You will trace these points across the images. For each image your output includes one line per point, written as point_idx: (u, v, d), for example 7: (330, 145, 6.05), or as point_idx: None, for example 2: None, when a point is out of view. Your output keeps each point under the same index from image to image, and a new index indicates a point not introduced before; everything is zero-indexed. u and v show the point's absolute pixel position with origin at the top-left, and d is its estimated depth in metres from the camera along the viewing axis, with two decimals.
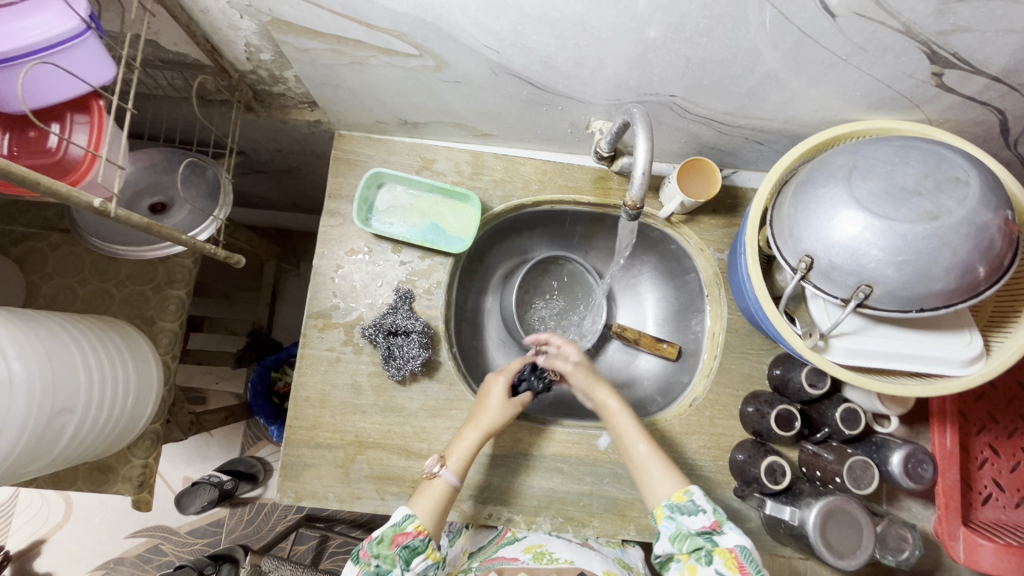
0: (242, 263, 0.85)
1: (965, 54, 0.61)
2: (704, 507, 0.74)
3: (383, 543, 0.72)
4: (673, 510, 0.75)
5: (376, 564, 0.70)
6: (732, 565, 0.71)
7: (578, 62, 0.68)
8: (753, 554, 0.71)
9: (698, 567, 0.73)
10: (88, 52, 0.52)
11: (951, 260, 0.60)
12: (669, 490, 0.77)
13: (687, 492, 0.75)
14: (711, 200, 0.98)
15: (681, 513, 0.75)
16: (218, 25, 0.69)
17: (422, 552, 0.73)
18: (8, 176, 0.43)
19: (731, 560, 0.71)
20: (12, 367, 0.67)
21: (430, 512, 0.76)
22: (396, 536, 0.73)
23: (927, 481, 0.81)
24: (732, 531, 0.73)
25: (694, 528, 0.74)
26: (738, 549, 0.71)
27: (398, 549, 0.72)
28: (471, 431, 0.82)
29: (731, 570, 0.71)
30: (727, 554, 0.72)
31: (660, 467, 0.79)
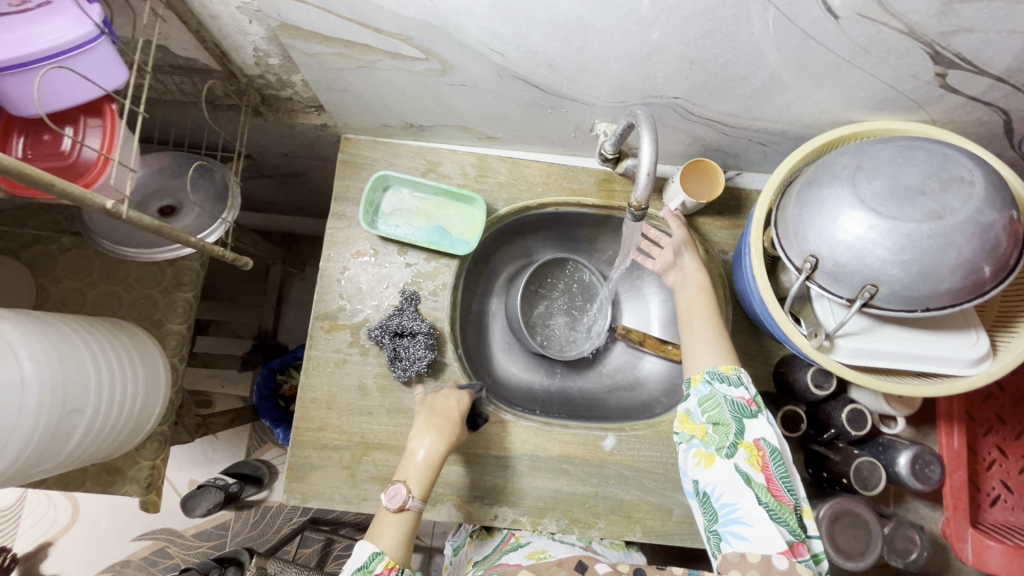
0: (249, 265, 0.86)
1: (968, 55, 0.62)
2: (743, 385, 0.68)
3: None
4: (713, 377, 0.70)
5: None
6: (755, 462, 0.64)
7: (583, 65, 0.69)
8: (782, 459, 0.65)
9: (715, 457, 0.66)
10: (102, 57, 0.54)
11: (956, 260, 0.60)
12: (714, 361, 0.72)
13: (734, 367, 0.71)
14: (715, 202, 0.98)
15: (721, 381, 0.69)
16: (228, 30, 0.71)
17: None
18: (24, 178, 0.44)
19: (756, 457, 0.64)
20: (24, 368, 0.67)
21: (399, 542, 0.72)
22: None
23: (935, 482, 0.81)
24: (763, 422, 0.67)
25: (727, 399, 0.68)
26: (766, 446, 0.65)
27: None
28: (432, 451, 0.79)
29: (752, 466, 0.64)
30: (753, 449, 0.65)
31: (708, 342, 0.75)
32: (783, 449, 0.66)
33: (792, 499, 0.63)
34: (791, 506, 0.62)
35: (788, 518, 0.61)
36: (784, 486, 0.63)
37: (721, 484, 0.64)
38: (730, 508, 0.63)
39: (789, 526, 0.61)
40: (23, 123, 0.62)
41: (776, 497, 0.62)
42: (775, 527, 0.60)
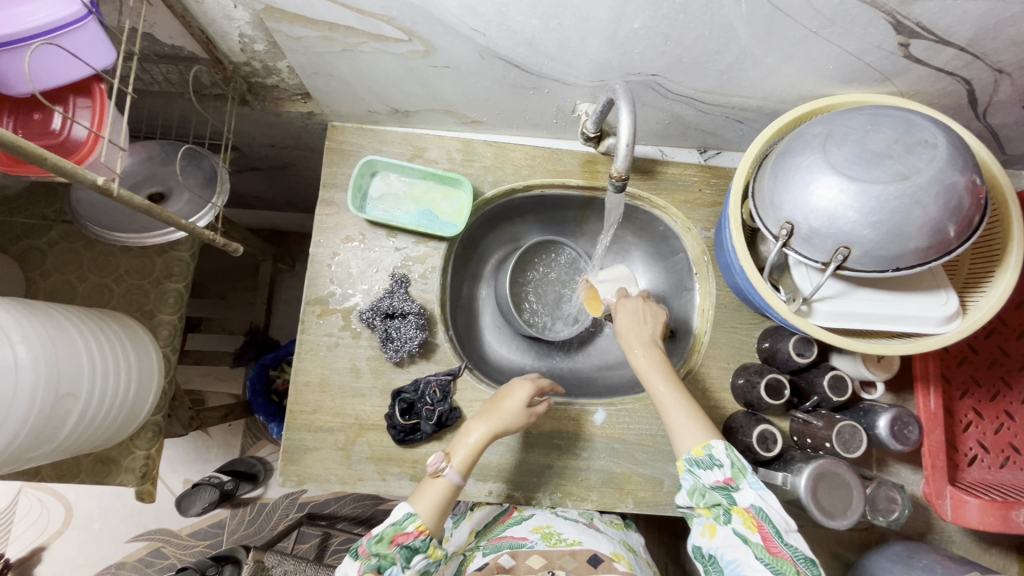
0: (239, 251, 0.87)
1: (929, 23, 0.65)
2: (722, 460, 0.72)
3: (383, 542, 0.72)
4: (691, 463, 0.74)
5: (379, 563, 0.71)
6: (750, 525, 0.70)
7: (562, 43, 0.71)
8: (772, 516, 0.69)
9: (716, 526, 0.72)
10: (88, 37, 0.54)
11: (923, 219, 0.63)
12: (690, 443, 0.75)
13: (706, 446, 0.73)
14: (696, 180, 1.00)
15: (698, 467, 0.73)
16: (213, 16, 0.72)
17: (422, 551, 0.73)
18: (17, 151, 0.45)
19: (749, 520, 0.70)
20: (18, 351, 0.68)
21: (433, 509, 0.76)
22: (396, 536, 0.73)
23: (914, 442, 0.83)
24: (749, 488, 0.71)
25: (710, 483, 0.72)
26: (755, 509, 0.70)
27: (398, 548, 0.72)
28: (484, 435, 0.80)
29: (748, 530, 0.70)
30: (745, 513, 0.70)
31: (687, 418, 0.77)
32: (776, 505, 0.70)
33: (791, 551, 0.67)
34: (791, 559, 0.67)
35: (789, 572, 0.66)
36: (781, 541, 0.68)
37: (724, 550, 0.70)
38: (735, 566, 0.69)
39: None
40: (15, 104, 0.63)
41: (774, 553, 0.67)
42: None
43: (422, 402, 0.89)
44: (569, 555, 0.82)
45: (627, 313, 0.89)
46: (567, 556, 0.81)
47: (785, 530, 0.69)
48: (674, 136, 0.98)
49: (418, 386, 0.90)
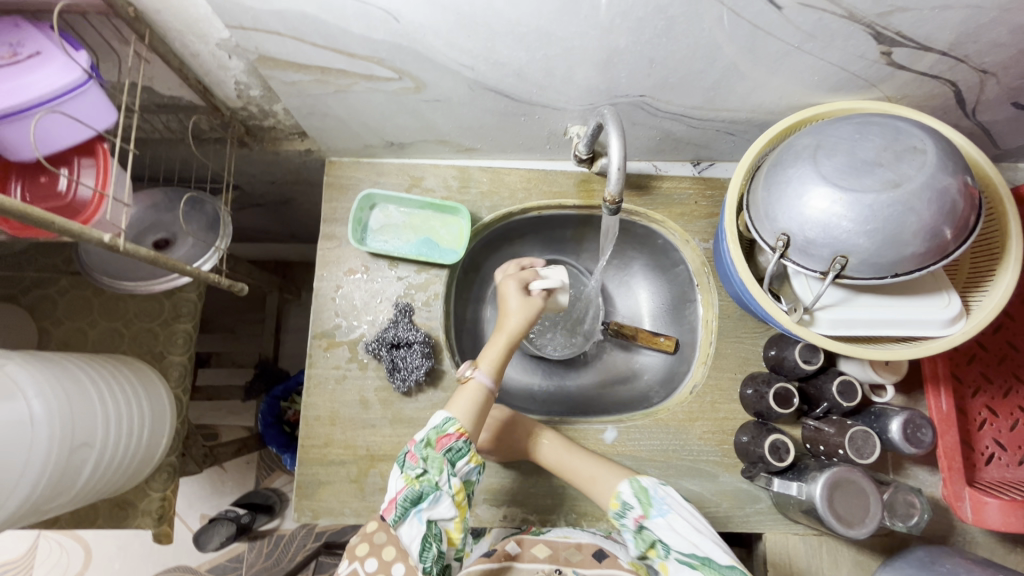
0: (245, 291, 0.88)
1: (909, 32, 0.65)
2: (631, 501, 0.80)
3: (429, 446, 0.73)
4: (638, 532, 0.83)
5: (425, 470, 0.71)
6: (686, 546, 0.76)
7: (548, 72, 0.72)
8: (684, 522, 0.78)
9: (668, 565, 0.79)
10: (91, 101, 0.56)
11: (917, 225, 0.63)
12: (610, 494, 0.83)
13: (618, 494, 0.81)
14: (691, 192, 1.01)
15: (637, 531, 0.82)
16: (208, 66, 0.74)
17: (466, 454, 0.73)
18: (27, 218, 0.47)
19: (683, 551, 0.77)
20: (32, 407, 0.69)
21: (468, 410, 0.77)
22: (439, 440, 0.73)
23: (928, 445, 0.82)
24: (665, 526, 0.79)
25: (632, 525, 0.80)
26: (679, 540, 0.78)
27: (444, 452, 0.72)
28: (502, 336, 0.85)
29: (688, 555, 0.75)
30: (669, 535, 0.77)
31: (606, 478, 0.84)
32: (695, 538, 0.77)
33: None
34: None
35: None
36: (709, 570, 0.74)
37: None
38: None
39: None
40: (20, 168, 0.64)
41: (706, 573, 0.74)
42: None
43: None
44: (575, 548, 0.82)
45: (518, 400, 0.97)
46: (573, 549, 0.82)
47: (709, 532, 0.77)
48: (667, 151, 0.99)
49: None
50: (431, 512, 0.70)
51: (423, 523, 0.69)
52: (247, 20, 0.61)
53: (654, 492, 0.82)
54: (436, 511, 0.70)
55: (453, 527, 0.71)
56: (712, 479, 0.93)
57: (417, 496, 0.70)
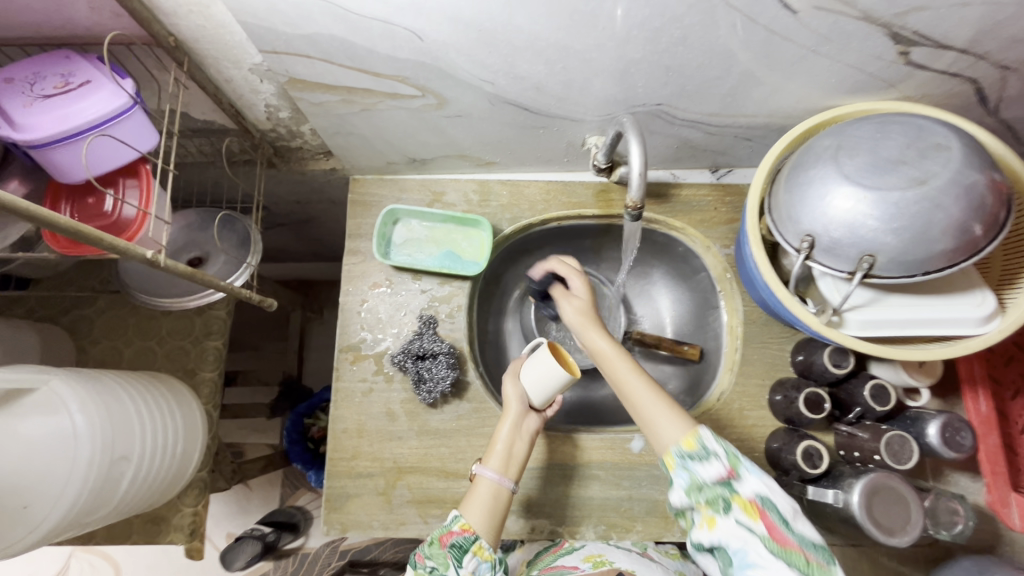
0: (274, 306, 0.90)
1: (927, 30, 0.65)
2: (715, 450, 0.67)
3: (434, 545, 0.73)
4: (683, 456, 0.68)
5: (432, 566, 0.71)
6: (753, 513, 0.63)
7: (567, 84, 0.74)
8: (777, 503, 0.63)
9: (715, 517, 0.65)
10: (135, 125, 0.59)
11: (946, 221, 0.63)
12: (678, 436, 0.70)
13: (697, 437, 0.69)
14: (710, 199, 1.02)
15: (693, 461, 0.68)
16: (241, 91, 0.77)
17: (469, 550, 0.72)
18: (77, 236, 0.50)
19: (752, 508, 0.63)
20: (76, 420, 0.71)
21: (483, 513, 0.75)
22: (443, 537, 0.73)
23: (968, 449, 0.80)
24: (750, 475, 0.65)
25: (707, 475, 0.67)
26: (760, 498, 0.64)
27: (448, 548, 0.72)
28: (508, 431, 0.81)
29: (751, 519, 0.63)
30: (746, 502, 0.64)
31: (666, 412, 0.72)
32: (777, 489, 0.65)
33: (799, 540, 0.61)
34: (800, 548, 0.61)
35: (799, 562, 0.60)
36: (785, 529, 0.62)
37: (728, 542, 0.63)
38: (743, 556, 0.62)
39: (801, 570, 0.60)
40: (70, 191, 0.68)
41: (782, 543, 0.61)
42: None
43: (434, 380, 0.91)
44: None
45: (563, 267, 0.90)
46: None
47: (793, 516, 0.63)
48: (685, 159, 1.00)
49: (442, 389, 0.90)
50: None
51: None
52: (278, 44, 0.64)
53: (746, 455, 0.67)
54: None
55: None
56: None
57: None
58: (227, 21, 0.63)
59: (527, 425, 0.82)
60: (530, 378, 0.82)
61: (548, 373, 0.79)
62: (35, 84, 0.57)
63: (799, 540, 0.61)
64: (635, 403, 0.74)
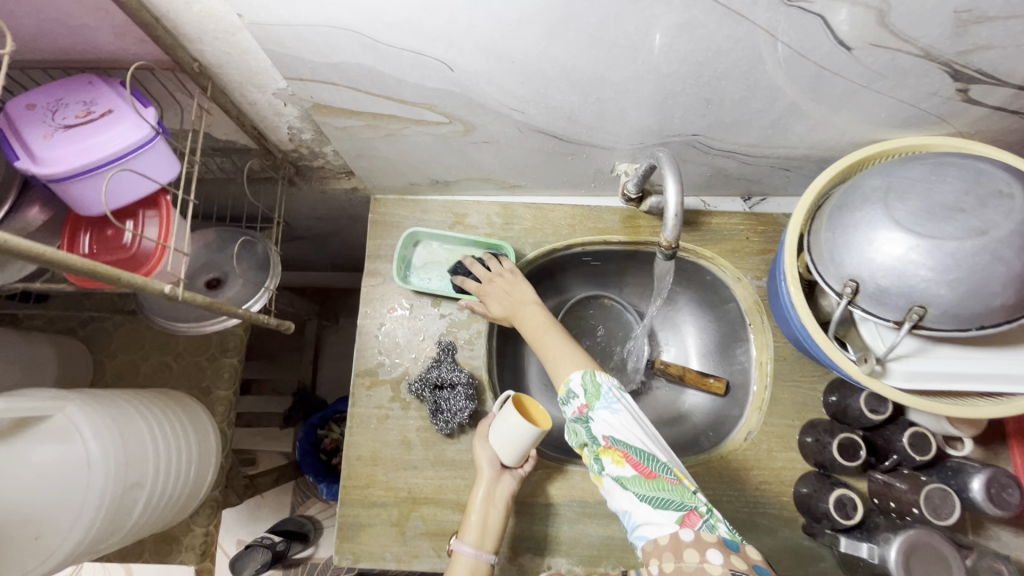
0: (291, 329, 0.88)
1: (990, 69, 0.61)
2: (578, 391, 0.73)
3: None
4: (562, 404, 0.75)
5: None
6: (619, 459, 0.67)
7: (600, 114, 0.71)
8: (626, 439, 0.67)
9: (601, 475, 0.70)
10: (156, 155, 0.58)
11: (1006, 275, 0.58)
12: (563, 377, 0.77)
13: (567, 382, 0.75)
14: (742, 229, 0.98)
15: (566, 405, 0.75)
16: (264, 113, 0.75)
17: None
18: (92, 275, 0.48)
19: (616, 456, 0.67)
20: (90, 448, 0.70)
21: None
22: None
23: (1017, 507, 0.75)
24: (603, 412, 0.70)
25: (574, 416, 0.73)
26: (613, 442, 0.68)
27: None
28: (482, 499, 0.80)
29: (621, 467, 0.67)
30: (611, 450, 0.68)
31: (561, 355, 0.79)
32: (641, 431, 0.68)
33: (662, 471, 0.66)
34: (664, 481, 0.65)
35: (667, 494, 0.65)
36: (647, 465, 0.66)
37: (614, 495, 0.69)
38: (628, 513, 0.67)
39: (676, 503, 0.64)
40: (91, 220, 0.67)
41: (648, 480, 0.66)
42: (662, 514, 0.64)
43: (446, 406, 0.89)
44: None
45: (493, 300, 0.89)
46: None
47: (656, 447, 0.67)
48: (717, 186, 0.96)
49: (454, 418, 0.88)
50: None
51: None
52: (305, 71, 0.62)
53: (608, 388, 0.72)
54: None
55: None
56: (771, 533, 0.87)
57: None
58: (252, 48, 0.61)
59: (501, 490, 0.81)
60: (497, 442, 0.81)
61: (510, 438, 0.78)
62: (57, 112, 0.56)
63: (659, 471, 0.65)
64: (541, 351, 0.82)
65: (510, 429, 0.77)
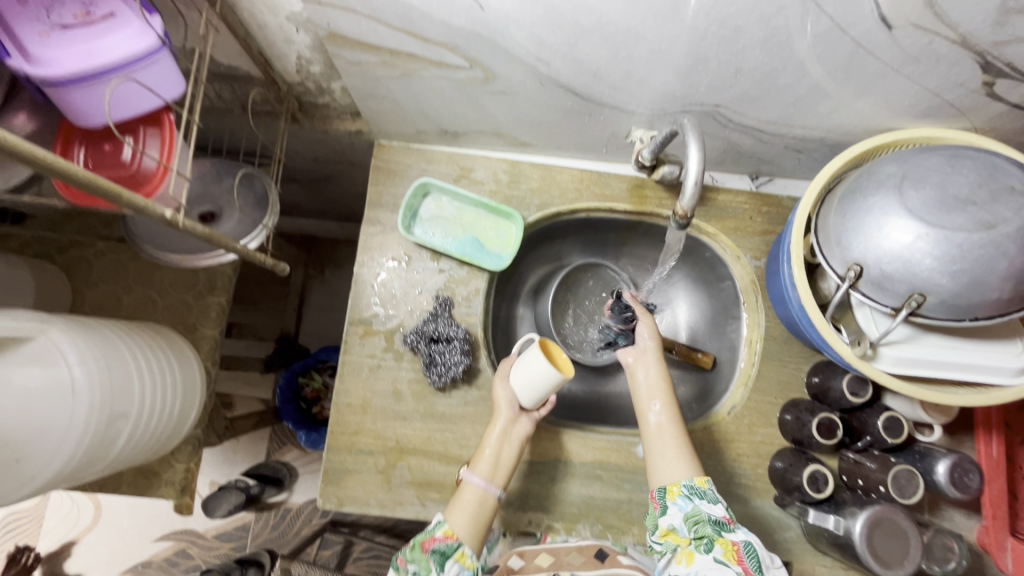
0: (286, 271, 0.86)
1: (1020, 63, 0.61)
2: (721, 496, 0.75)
3: (416, 549, 0.74)
4: (692, 492, 0.75)
5: (414, 570, 0.72)
6: (733, 556, 0.71)
7: (627, 74, 0.69)
8: (758, 554, 0.71)
9: (694, 554, 0.72)
10: (163, 69, 0.55)
11: (1007, 269, 0.60)
12: (690, 474, 0.77)
13: (704, 480, 0.75)
14: (747, 207, 0.98)
15: (699, 496, 0.74)
16: (273, 39, 0.71)
17: (453, 556, 0.74)
18: (94, 189, 0.45)
19: (732, 552, 0.71)
20: (75, 373, 0.68)
21: (468, 521, 0.76)
22: (425, 542, 0.74)
23: (974, 491, 0.80)
24: (742, 529, 0.73)
25: (707, 511, 0.73)
26: (742, 544, 0.72)
27: (430, 554, 0.73)
28: (497, 437, 0.81)
29: (730, 559, 0.71)
30: (729, 546, 0.72)
31: (678, 452, 0.78)
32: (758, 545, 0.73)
33: None
34: None
35: None
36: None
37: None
38: None
39: None
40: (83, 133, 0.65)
41: None
42: None
43: (440, 358, 0.89)
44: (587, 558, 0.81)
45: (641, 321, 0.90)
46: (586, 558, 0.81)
47: (767, 566, 0.72)
48: (728, 163, 0.96)
49: (452, 371, 0.88)
50: None
51: None
52: None
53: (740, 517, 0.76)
54: None
55: None
56: (743, 502, 0.91)
57: None
58: None
59: (517, 430, 0.82)
60: (518, 382, 0.81)
61: (534, 380, 0.79)
62: (50, 7, 0.50)
63: None
64: (649, 437, 0.80)
65: (536, 368, 0.78)
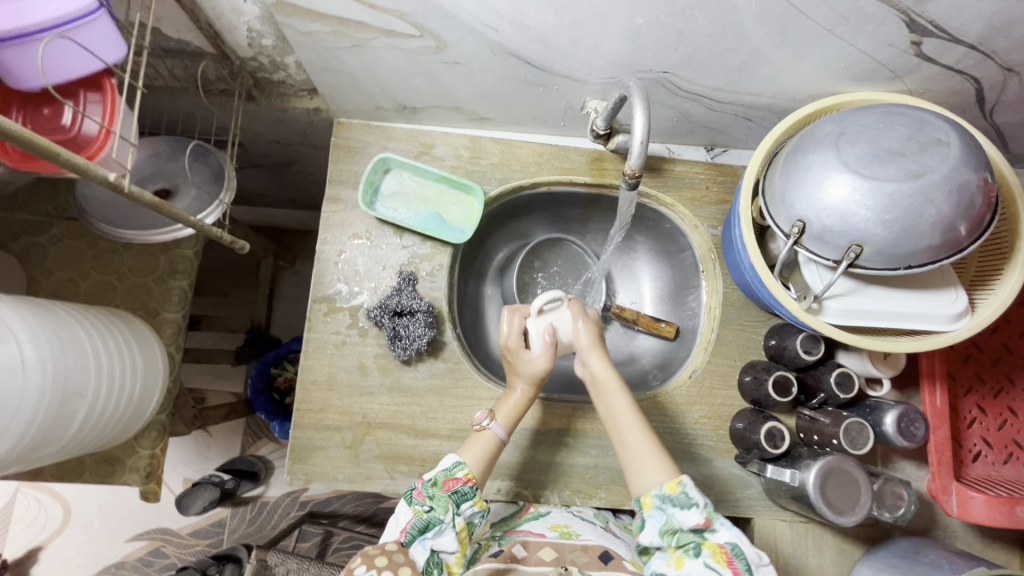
0: (246, 249, 0.85)
1: (942, 21, 0.64)
2: (698, 500, 0.70)
3: (436, 486, 0.73)
4: (664, 501, 0.71)
5: (431, 506, 0.70)
6: (721, 560, 0.67)
7: (575, 39, 0.70)
8: (746, 554, 0.68)
9: (684, 558, 0.69)
10: (100, 30, 0.55)
11: (936, 217, 0.63)
12: (662, 480, 0.72)
13: (680, 483, 0.71)
14: (703, 177, 1.01)
15: (672, 505, 0.70)
16: (222, 9, 0.71)
17: (470, 498, 0.73)
18: (33, 147, 0.44)
19: (721, 555, 0.68)
20: (25, 350, 0.67)
21: (481, 462, 0.77)
22: (446, 482, 0.73)
23: (920, 439, 0.84)
24: (724, 528, 0.70)
25: (685, 522, 0.70)
26: (729, 546, 0.68)
27: (449, 493, 0.72)
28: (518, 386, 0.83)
29: (719, 564, 0.67)
30: (717, 549, 0.68)
31: (654, 455, 0.75)
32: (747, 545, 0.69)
33: None
34: None
35: None
36: None
37: None
38: None
39: None
40: (23, 99, 0.65)
41: None
42: None
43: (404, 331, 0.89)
44: (581, 550, 0.78)
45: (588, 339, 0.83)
46: (579, 551, 0.77)
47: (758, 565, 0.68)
48: (683, 134, 0.98)
49: (414, 343, 0.88)
50: (435, 541, 0.68)
51: (427, 550, 0.68)
52: None
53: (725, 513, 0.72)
54: (440, 542, 0.69)
55: (454, 561, 0.70)
56: (705, 462, 0.94)
57: (424, 525, 0.68)
58: None
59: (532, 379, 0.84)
60: (537, 333, 0.84)
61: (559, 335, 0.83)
62: None
63: None
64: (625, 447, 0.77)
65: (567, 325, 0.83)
